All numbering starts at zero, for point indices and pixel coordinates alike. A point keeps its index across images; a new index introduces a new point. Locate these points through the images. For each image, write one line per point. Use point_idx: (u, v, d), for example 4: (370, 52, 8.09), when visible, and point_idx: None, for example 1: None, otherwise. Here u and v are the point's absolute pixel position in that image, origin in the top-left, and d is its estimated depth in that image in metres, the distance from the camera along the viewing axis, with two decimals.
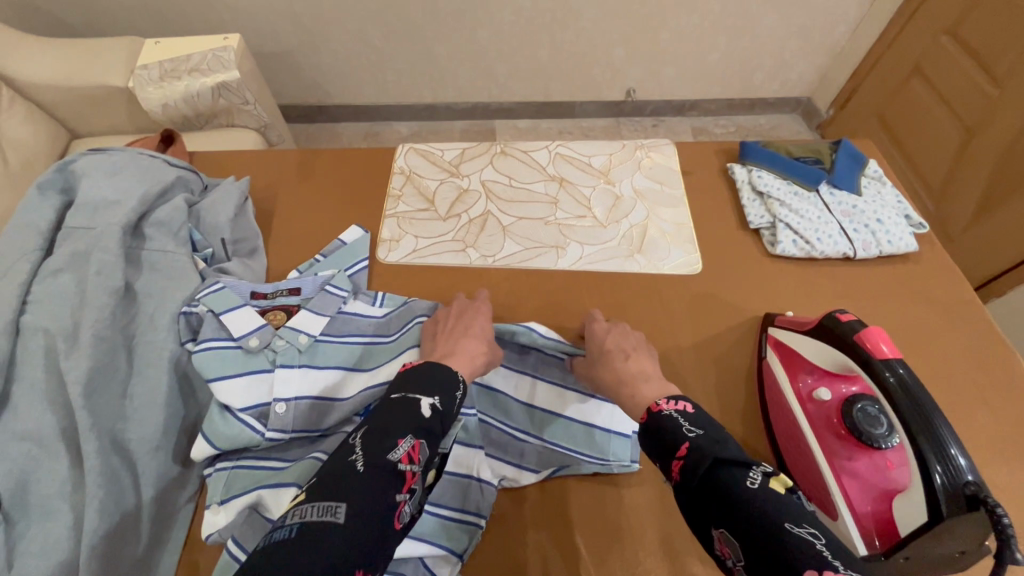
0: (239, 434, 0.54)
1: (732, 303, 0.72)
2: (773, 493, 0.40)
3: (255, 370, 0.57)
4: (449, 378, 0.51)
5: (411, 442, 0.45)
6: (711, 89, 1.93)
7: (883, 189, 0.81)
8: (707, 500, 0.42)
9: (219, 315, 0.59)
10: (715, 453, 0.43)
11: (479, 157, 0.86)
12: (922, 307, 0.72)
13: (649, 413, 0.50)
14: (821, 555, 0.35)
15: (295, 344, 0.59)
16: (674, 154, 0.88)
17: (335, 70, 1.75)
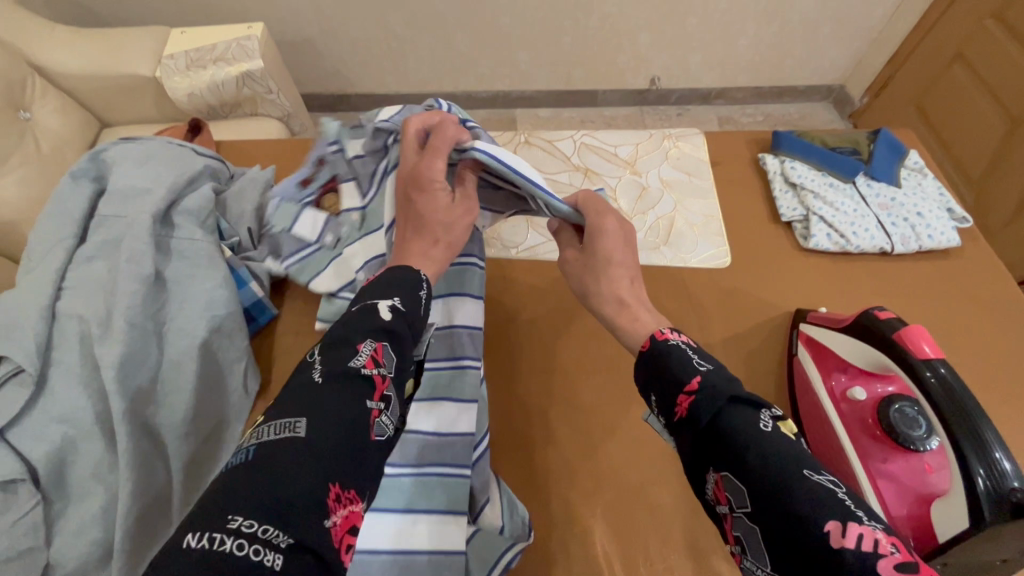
0: (343, 308, 0.64)
1: (763, 298, 0.70)
2: (787, 437, 0.38)
3: (333, 257, 0.66)
4: (408, 281, 0.47)
5: (372, 346, 0.40)
6: (739, 76, 1.87)
7: (924, 181, 0.78)
8: (713, 445, 0.39)
9: (290, 231, 0.67)
10: (729, 391, 0.41)
11: (504, 146, 0.85)
12: (964, 305, 0.69)
13: (655, 341, 0.48)
14: (843, 506, 0.33)
15: (353, 225, 0.67)
16: (703, 144, 0.85)
17: (357, 58, 1.75)
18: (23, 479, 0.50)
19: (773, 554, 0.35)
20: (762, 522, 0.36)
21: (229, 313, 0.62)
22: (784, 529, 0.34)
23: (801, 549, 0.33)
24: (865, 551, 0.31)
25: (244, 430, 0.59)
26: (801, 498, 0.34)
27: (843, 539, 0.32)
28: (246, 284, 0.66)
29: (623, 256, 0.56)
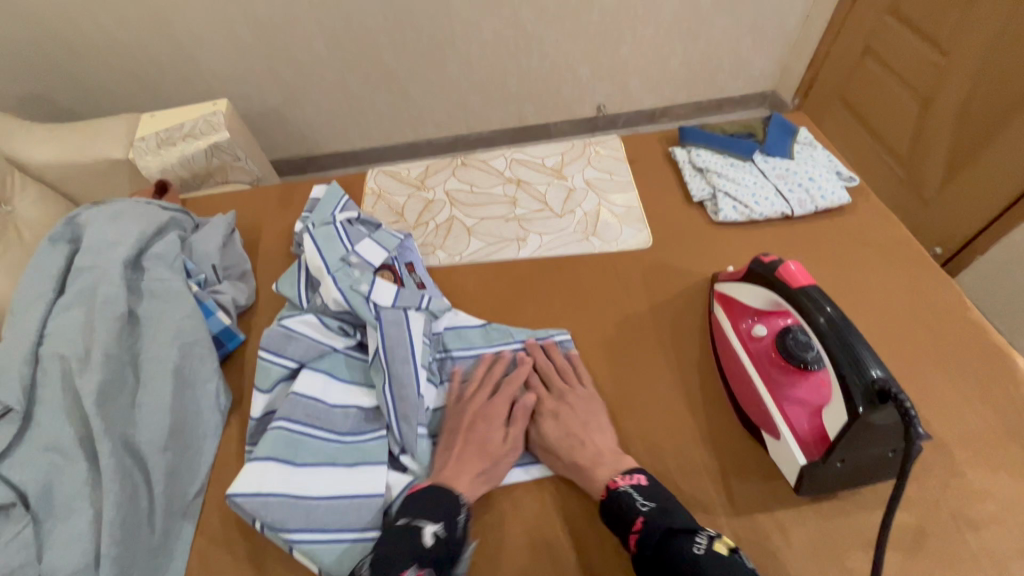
0: (295, 284, 0.71)
1: (683, 268, 0.77)
2: (717, 557, 0.47)
3: (325, 264, 0.69)
4: (451, 504, 0.54)
5: (411, 574, 0.48)
6: (676, 95, 2.03)
7: (815, 152, 0.87)
8: (662, 569, 0.49)
9: (371, 241, 0.74)
10: (664, 524, 0.51)
11: (442, 171, 0.95)
12: (862, 252, 0.77)
13: (608, 490, 0.56)
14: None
15: (358, 285, 0.67)
16: (620, 146, 0.95)
17: (321, 122, 1.88)
18: (14, 504, 0.55)
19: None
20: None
21: (198, 341, 0.68)
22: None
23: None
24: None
25: (218, 443, 0.65)
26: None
27: None
28: (213, 314, 0.72)
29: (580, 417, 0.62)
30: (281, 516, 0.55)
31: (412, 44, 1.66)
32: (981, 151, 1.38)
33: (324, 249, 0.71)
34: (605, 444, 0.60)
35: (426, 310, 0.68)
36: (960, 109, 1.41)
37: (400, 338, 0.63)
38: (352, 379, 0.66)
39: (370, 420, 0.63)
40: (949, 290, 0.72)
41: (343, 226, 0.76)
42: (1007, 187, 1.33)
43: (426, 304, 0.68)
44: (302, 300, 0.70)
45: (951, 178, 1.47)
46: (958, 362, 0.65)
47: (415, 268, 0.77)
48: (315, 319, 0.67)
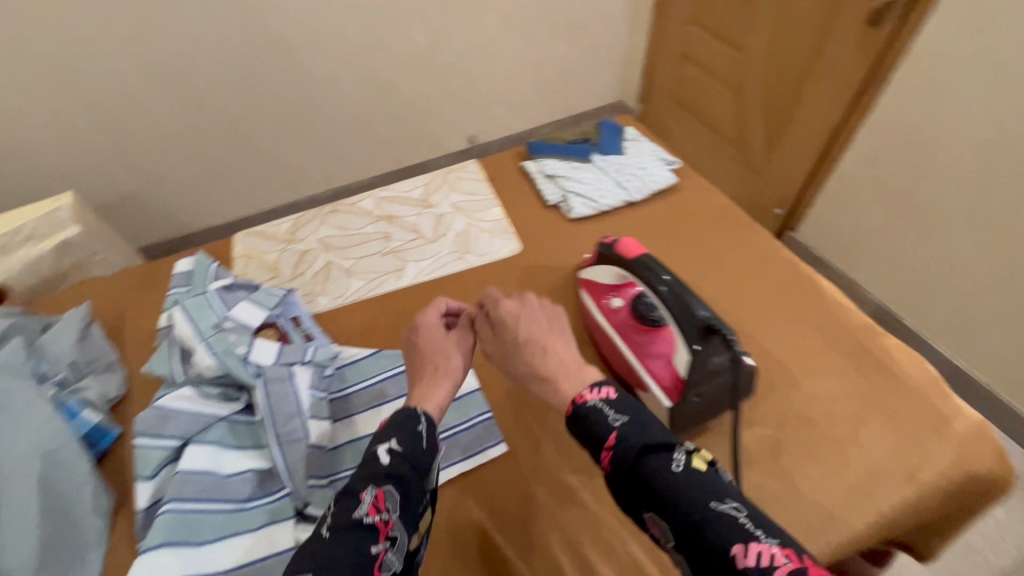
0: (167, 362, 0.69)
1: (551, 265, 0.85)
2: (698, 471, 0.44)
3: (197, 334, 0.68)
4: (410, 419, 0.53)
5: (374, 492, 0.47)
6: (539, 116, 2.17)
7: (641, 145, 1.00)
8: (641, 487, 0.45)
9: (246, 303, 0.74)
10: (642, 439, 0.47)
11: (312, 221, 0.96)
12: (695, 220, 0.89)
13: (575, 406, 0.52)
14: (742, 527, 0.40)
15: (234, 349, 0.67)
16: (478, 169, 1.03)
17: (187, 199, 1.77)
18: None
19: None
20: (684, 551, 0.42)
21: (62, 447, 0.62)
22: (698, 554, 0.41)
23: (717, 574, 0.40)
24: (767, 567, 0.38)
25: (104, 550, 0.60)
26: (712, 531, 0.41)
27: (746, 560, 0.38)
28: (78, 415, 0.67)
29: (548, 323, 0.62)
30: None
31: (270, 105, 1.66)
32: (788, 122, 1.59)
33: (196, 317, 0.70)
34: (562, 349, 0.58)
35: (311, 362, 0.70)
36: (763, 90, 1.65)
37: (285, 392, 0.64)
38: (243, 444, 0.64)
39: (266, 482, 0.62)
40: (763, 237, 0.86)
41: (218, 293, 0.75)
42: (808, 148, 1.55)
43: (310, 356, 0.71)
44: (176, 374, 0.68)
45: (772, 148, 1.68)
46: (782, 293, 0.78)
47: (302, 321, 0.77)
48: (191, 390, 0.65)
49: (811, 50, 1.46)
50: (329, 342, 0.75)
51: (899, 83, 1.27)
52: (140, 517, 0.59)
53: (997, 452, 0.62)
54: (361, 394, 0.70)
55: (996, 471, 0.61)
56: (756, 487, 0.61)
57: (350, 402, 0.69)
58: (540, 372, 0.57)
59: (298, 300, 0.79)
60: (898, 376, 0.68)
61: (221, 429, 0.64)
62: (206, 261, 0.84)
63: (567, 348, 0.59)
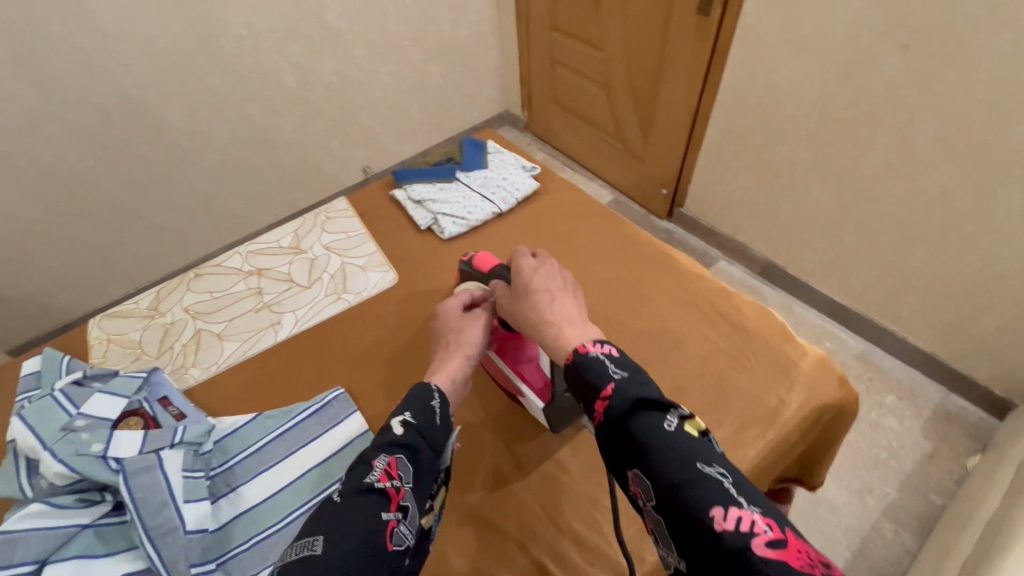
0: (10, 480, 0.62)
1: (430, 288, 0.86)
2: (688, 433, 0.45)
3: (43, 441, 0.62)
4: (424, 393, 0.55)
5: (388, 459, 0.49)
6: (431, 137, 2.16)
7: (504, 157, 1.03)
8: (628, 441, 0.46)
9: (101, 395, 0.69)
10: (640, 393, 0.47)
11: (175, 290, 0.90)
12: (562, 220, 0.93)
13: (576, 354, 0.52)
14: (728, 493, 0.41)
15: (88, 449, 0.62)
16: (348, 205, 1.01)
17: (55, 287, 1.60)
18: None
19: (672, 539, 0.42)
20: (663, 512, 0.43)
21: None
22: (678, 515, 0.41)
23: (692, 537, 0.40)
24: (744, 533, 0.38)
25: None
26: (695, 491, 0.41)
27: (725, 522, 0.39)
28: None
29: (542, 283, 0.62)
30: None
31: (132, 173, 1.54)
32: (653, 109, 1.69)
33: (39, 424, 0.63)
34: (562, 303, 0.59)
35: (182, 443, 0.66)
36: (628, 84, 1.73)
37: (153, 483, 0.59)
38: (112, 548, 0.59)
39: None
40: (624, 224, 0.91)
41: (65, 391, 0.68)
42: (677, 130, 1.63)
43: (180, 436, 0.67)
44: (23, 491, 0.61)
45: (646, 136, 1.77)
46: (647, 274, 0.83)
47: (171, 401, 0.72)
48: (42, 506, 0.59)
49: (659, 40, 1.54)
50: (203, 417, 0.71)
51: (736, 61, 1.38)
52: None
53: (839, 380, 0.69)
54: (244, 463, 0.67)
55: (842, 397, 0.68)
56: None
57: (233, 474, 0.66)
58: (541, 326, 0.58)
59: (165, 378, 0.75)
60: (751, 331, 0.74)
61: (83, 540, 0.58)
62: (50, 357, 0.76)
63: (563, 299, 0.60)
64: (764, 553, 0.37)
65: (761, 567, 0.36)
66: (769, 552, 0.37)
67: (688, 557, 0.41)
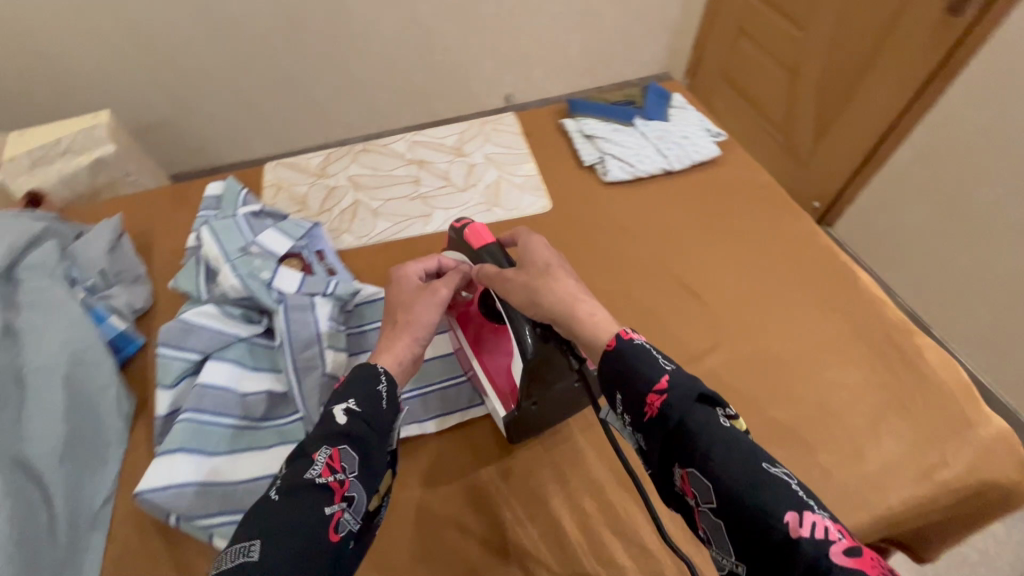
0: (194, 279, 0.70)
1: (581, 226, 0.83)
2: (742, 433, 0.42)
3: (225, 255, 0.69)
4: (369, 375, 0.53)
5: (329, 452, 0.47)
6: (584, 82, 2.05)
7: (688, 114, 0.96)
8: (682, 442, 0.42)
9: (273, 229, 0.74)
10: (692, 389, 0.43)
11: (343, 158, 0.95)
12: (734, 199, 0.86)
13: (620, 340, 0.48)
14: (795, 494, 0.37)
15: (257, 274, 0.68)
16: (515, 122, 1.00)
17: (218, 129, 1.72)
18: None
19: (734, 544, 0.39)
20: (724, 515, 0.39)
21: (90, 348, 0.64)
22: (744, 520, 0.37)
23: (762, 541, 0.37)
24: (819, 539, 0.35)
25: (125, 451, 0.62)
26: (761, 492, 0.37)
27: (801, 528, 0.35)
28: (105, 320, 0.69)
29: (541, 263, 0.57)
30: (197, 503, 0.55)
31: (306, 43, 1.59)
32: (841, 109, 1.46)
33: (223, 239, 0.70)
34: (571, 284, 0.55)
35: (333, 296, 0.70)
36: (821, 75, 1.50)
37: (304, 322, 0.65)
38: (261, 365, 0.65)
39: (279, 407, 0.63)
40: (805, 221, 0.83)
41: (246, 218, 0.75)
42: (862, 139, 1.42)
43: (332, 289, 0.70)
44: (200, 292, 0.69)
45: (819, 139, 1.55)
46: (818, 281, 0.76)
47: (325, 256, 0.76)
48: (215, 309, 0.66)
49: (880, 32, 1.32)
50: (352, 278, 0.74)
51: (973, 78, 1.16)
52: (159, 422, 0.61)
53: (1019, 461, 0.61)
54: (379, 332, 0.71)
55: (1015, 481, 0.60)
56: None
57: (367, 337, 0.70)
58: (562, 308, 0.53)
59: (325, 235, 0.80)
60: (928, 377, 0.66)
61: (240, 350, 0.65)
62: (236, 185, 0.84)
63: (570, 280, 0.55)
64: (842, 560, 0.34)
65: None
66: (849, 560, 0.33)
67: (752, 560, 0.37)
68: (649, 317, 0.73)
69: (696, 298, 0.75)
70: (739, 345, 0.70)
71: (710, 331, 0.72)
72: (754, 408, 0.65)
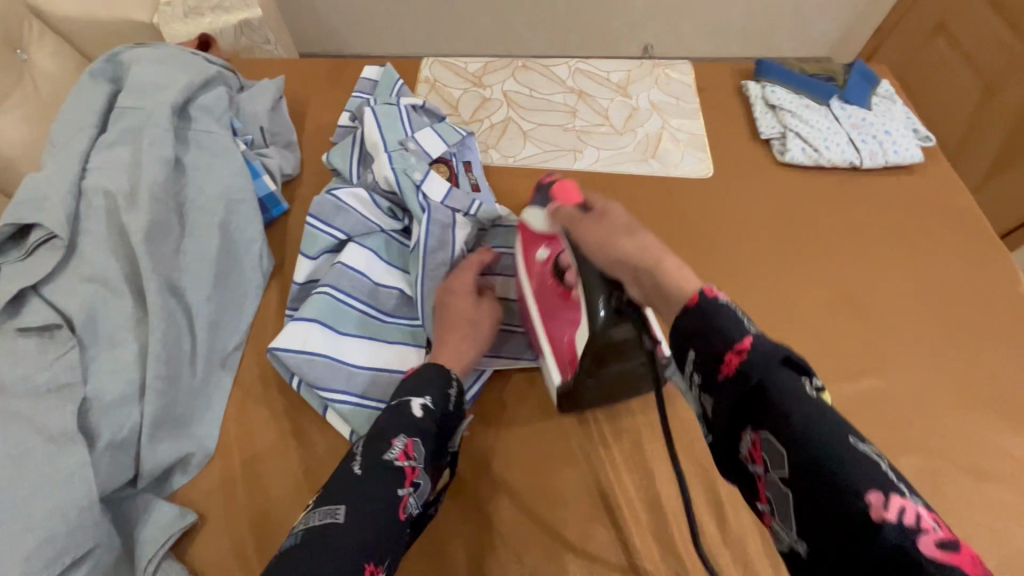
0: (347, 159, 0.70)
1: (743, 204, 0.76)
2: (827, 404, 0.35)
3: (385, 145, 0.67)
4: (440, 376, 0.51)
5: (404, 440, 0.46)
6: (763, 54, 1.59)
7: (893, 107, 0.83)
8: (760, 411, 0.35)
9: (431, 130, 0.71)
10: (780, 353, 0.36)
11: (501, 70, 0.90)
12: (925, 215, 0.75)
13: (703, 298, 0.39)
14: (883, 475, 0.31)
15: (410, 173, 0.65)
16: (691, 72, 0.90)
17: (347, 16, 1.55)
18: (60, 325, 0.54)
19: (802, 517, 0.33)
20: (800, 489, 0.33)
21: (245, 199, 0.66)
22: (822, 498, 0.31)
23: (840, 522, 0.31)
24: (907, 527, 0.29)
25: (257, 305, 0.64)
26: (845, 464, 0.31)
27: (886, 511, 0.29)
28: (259, 176, 0.70)
29: (622, 218, 0.49)
30: (324, 375, 0.56)
31: None
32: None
33: (385, 126, 0.69)
34: (653, 238, 0.47)
35: (473, 217, 0.66)
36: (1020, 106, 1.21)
37: (444, 240, 0.63)
38: (395, 260, 0.65)
39: (406, 308, 0.63)
40: (1005, 259, 0.71)
41: (407, 109, 0.73)
42: None
43: (474, 210, 0.66)
44: (352, 174, 0.69)
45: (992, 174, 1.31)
46: (1005, 331, 0.66)
47: (472, 169, 0.73)
48: (365, 195, 0.65)
49: None
50: (494, 201, 0.69)
51: None
52: (297, 289, 0.62)
53: None
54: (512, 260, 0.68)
55: None
56: None
57: None
58: (646, 258, 0.44)
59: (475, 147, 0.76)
60: None
61: (379, 242, 0.65)
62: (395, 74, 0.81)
63: (646, 233, 0.47)
64: (932, 551, 0.28)
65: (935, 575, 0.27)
66: (939, 553, 0.28)
67: (824, 541, 0.31)
68: (801, 318, 0.67)
69: (857, 315, 0.67)
70: (896, 377, 0.63)
71: (866, 352, 0.64)
72: (898, 447, 0.59)
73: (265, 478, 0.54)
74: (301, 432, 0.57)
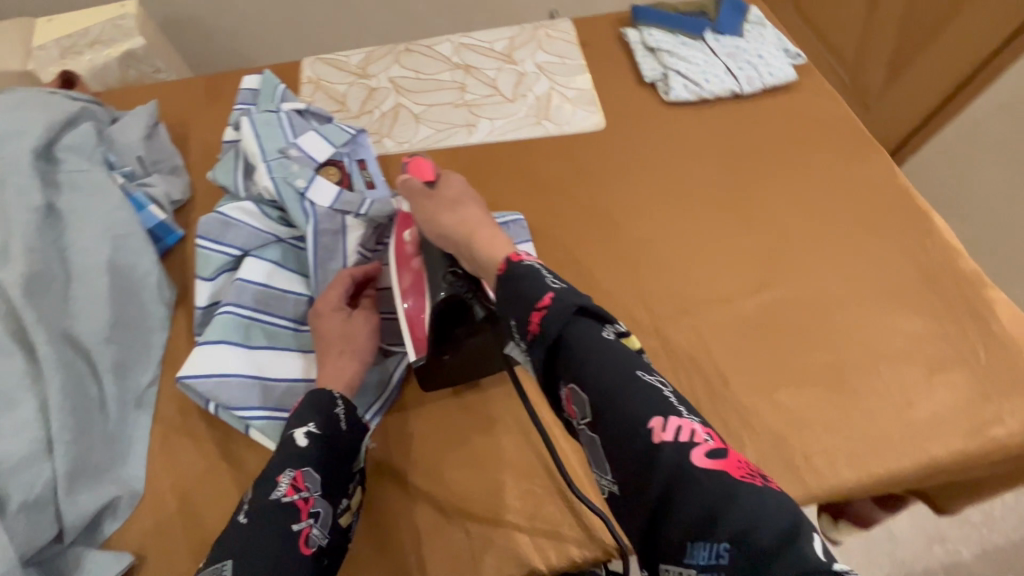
0: (231, 173, 0.68)
1: (637, 149, 0.78)
2: (623, 348, 0.42)
3: (265, 155, 0.66)
4: (324, 399, 0.50)
5: (292, 473, 0.46)
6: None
7: (765, 32, 0.86)
8: (560, 360, 0.41)
9: (315, 133, 0.69)
10: (575, 302, 0.42)
11: (385, 57, 0.88)
12: (807, 129, 0.78)
13: (510, 264, 0.46)
14: (664, 402, 0.39)
15: (294, 184, 0.64)
16: (572, 29, 0.91)
17: (238, 31, 1.49)
18: None
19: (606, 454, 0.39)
20: (602, 427, 0.39)
21: (131, 234, 0.64)
22: (617, 431, 0.38)
23: (629, 451, 0.38)
24: (682, 443, 0.37)
25: (167, 337, 0.63)
26: (630, 395, 0.39)
27: (663, 432, 0.37)
28: (145, 208, 0.68)
29: (454, 190, 0.56)
30: (239, 394, 0.56)
31: None
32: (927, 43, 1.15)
33: (264, 135, 0.67)
34: (473, 212, 0.54)
35: (365, 217, 0.64)
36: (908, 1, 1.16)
37: (333, 247, 0.63)
38: (297, 269, 0.64)
39: None
40: (882, 157, 0.76)
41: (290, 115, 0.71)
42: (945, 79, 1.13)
43: (364, 210, 0.64)
44: (239, 188, 0.68)
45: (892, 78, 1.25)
46: (889, 223, 0.70)
47: (367, 167, 0.71)
48: (252, 207, 0.64)
49: None
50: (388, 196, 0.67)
51: None
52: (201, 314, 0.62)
53: None
54: None
55: None
56: (814, 408, 0.59)
57: None
58: (462, 233, 0.52)
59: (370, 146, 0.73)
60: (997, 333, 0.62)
61: (276, 254, 0.63)
62: (271, 78, 0.79)
63: (469, 209, 0.54)
64: (702, 462, 0.36)
65: (703, 479, 0.35)
66: (707, 462, 0.36)
67: (621, 470, 0.38)
68: (704, 247, 0.69)
69: (755, 234, 0.70)
70: (795, 285, 0.66)
71: (766, 267, 0.68)
72: (804, 347, 0.62)
73: (200, 505, 0.54)
74: (230, 453, 0.56)
